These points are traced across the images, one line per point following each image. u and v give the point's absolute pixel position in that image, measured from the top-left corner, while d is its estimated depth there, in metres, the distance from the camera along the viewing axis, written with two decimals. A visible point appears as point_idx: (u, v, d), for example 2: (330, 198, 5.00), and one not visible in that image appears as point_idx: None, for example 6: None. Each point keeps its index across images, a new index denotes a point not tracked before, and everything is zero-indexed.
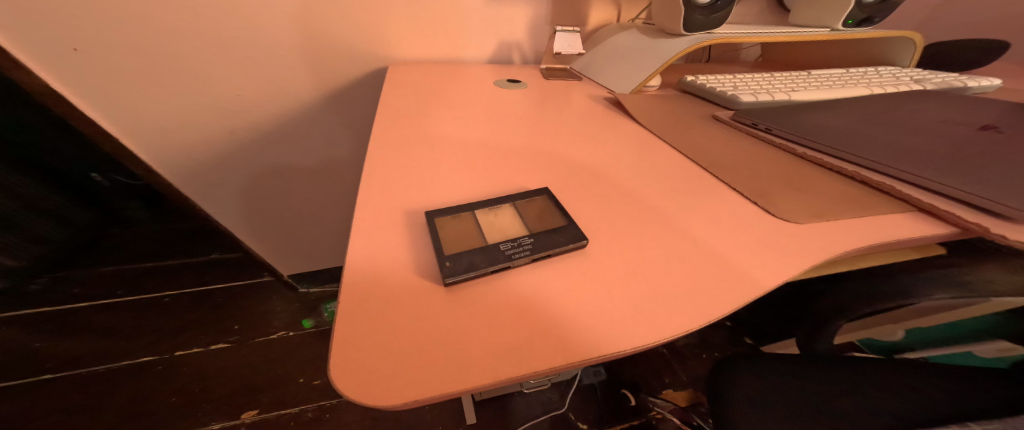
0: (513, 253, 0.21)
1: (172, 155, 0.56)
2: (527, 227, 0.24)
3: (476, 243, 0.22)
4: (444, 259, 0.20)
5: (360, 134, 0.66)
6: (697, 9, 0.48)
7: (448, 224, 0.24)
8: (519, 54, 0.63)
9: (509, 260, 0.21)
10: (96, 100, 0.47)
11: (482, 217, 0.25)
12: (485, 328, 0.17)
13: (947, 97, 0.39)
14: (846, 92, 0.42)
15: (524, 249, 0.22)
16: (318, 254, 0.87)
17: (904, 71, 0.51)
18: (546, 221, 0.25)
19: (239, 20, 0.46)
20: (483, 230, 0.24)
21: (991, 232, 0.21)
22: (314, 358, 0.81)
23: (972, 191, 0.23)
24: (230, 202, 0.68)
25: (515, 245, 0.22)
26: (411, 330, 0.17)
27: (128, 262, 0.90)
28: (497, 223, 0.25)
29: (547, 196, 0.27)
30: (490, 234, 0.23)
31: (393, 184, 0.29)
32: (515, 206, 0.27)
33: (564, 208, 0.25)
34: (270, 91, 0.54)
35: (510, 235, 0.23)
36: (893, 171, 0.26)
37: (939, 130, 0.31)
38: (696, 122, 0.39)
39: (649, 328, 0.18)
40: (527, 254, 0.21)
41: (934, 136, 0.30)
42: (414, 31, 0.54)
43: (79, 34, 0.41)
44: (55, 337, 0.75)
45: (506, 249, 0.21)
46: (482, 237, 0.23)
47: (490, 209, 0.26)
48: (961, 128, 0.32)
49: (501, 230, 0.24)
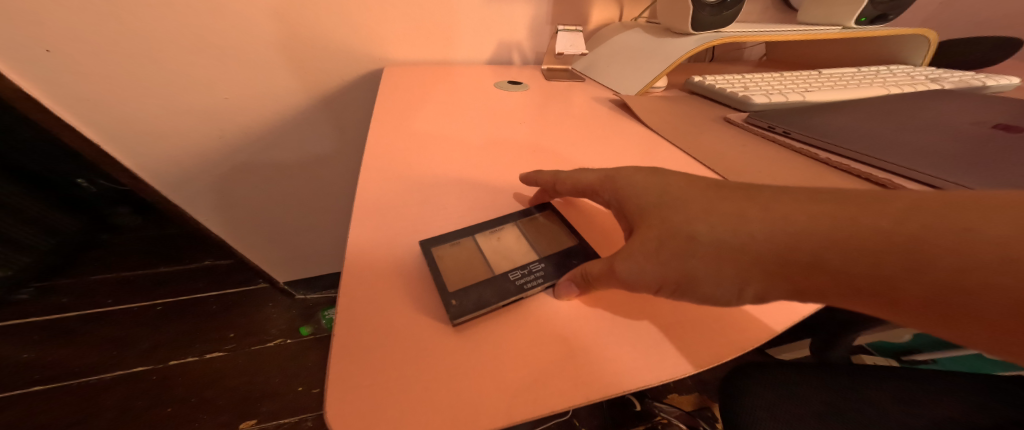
0: (525, 281, 0.20)
1: (157, 160, 0.54)
2: (535, 249, 0.23)
3: (483, 273, 0.21)
4: (449, 298, 0.18)
5: (356, 137, 0.64)
6: (705, 7, 0.47)
7: (447, 253, 0.22)
8: (519, 54, 0.62)
9: (522, 291, 0.19)
10: (73, 103, 0.45)
11: (483, 239, 0.23)
12: (496, 360, 0.16)
13: (962, 96, 0.38)
14: (861, 92, 0.41)
15: (536, 276, 0.20)
16: (314, 260, 0.86)
17: (917, 69, 0.50)
18: (554, 241, 0.23)
19: (232, 21, 0.45)
20: (487, 259, 0.22)
21: None
22: (314, 365, 0.79)
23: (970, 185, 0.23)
24: (222, 209, 0.66)
25: (525, 272, 0.20)
26: (414, 365, 0.16)
27: (118, 269, 0.88)
28: (501, 247, 0.23)
29: (552, 213, 0.26)
30: (496, 259, 0.22)
31: (388, 195, 0.27)
32: (518, 225, 0.25)
33: (572, 226, 0.24)
34: (258, 93, 0.52)
35: (518, 260, 0.22)
36: (910, 172, 0.25)
37: (948, 129, 0.30)
38: (708, 125, 0.37)
39: (662, 364, 0.17)
40: (540, 281, 0.20)
41: (949, 135, 0.29)
42: (412, 33, 0.53)
43: (52, 33, 0.39)
44: (42, 348, 0.73)
45: (516, 278, 0.20)
46: (487, 266, 0.21)
47: (489, 230, 0.24)
48: (973, 127, 0.30)
49: (506, 255, 0.22)
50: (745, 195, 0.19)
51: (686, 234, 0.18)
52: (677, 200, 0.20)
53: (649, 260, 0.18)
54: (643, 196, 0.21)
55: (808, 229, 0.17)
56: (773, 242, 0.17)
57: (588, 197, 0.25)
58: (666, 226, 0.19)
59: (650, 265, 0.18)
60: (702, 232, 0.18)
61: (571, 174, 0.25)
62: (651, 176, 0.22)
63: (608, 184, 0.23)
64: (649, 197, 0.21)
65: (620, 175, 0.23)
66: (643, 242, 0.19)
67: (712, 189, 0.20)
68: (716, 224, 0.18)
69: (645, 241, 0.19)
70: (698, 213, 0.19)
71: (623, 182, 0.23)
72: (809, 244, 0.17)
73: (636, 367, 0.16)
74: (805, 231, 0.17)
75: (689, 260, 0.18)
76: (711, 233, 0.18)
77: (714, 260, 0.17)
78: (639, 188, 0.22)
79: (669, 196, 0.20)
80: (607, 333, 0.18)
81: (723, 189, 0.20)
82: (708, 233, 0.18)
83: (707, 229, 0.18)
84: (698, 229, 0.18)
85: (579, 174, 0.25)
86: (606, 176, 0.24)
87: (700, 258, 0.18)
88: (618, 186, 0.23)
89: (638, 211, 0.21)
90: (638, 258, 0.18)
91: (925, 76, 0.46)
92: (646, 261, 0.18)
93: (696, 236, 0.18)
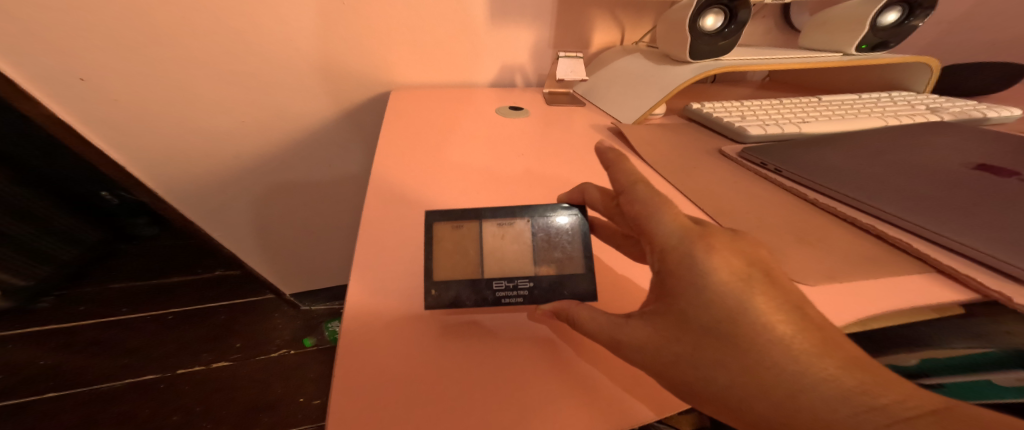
0: (505, 295, 0.23)
1: (174, 179, 0.57)
2: (531, 259, 0.24)
3: (472, 270, 0.23)
4: (432, 287, 0.22)
5: (363, 154, 0.65)
6: (703, 37, 0.48)
7: (445, 232, 0.25)
8: (522, 76, 0.63)
9: (497, 302, 0.22)
10: (99, 126, 0.48)
11: (488, 230, 0.25)
12: (480, 394, 0.17)
13: (962, 130, 0.38)
14: (859, 124, 0.41)
15: (519, 293, 0.23)
16: (320, 274, 0.86)
17: (919, 97, 0.50)
18: (557, 255, 0.24)
19: (257, 49, 0.47)
20: (483, 256, 0.24)
21: (1012, 300, 0.19)
22: (315, 376, 0.80)
23: (951, 237, 0.23)
24: (235, 226, 0.68)
25: (509, 286, 0.23)
26: (402, 397, 0.17)
27: (133, 279, 0.91)
28: (501, 249, 0.24)
29: (580, 217, 0.26)
30: (488, 260, 0.24)
31: (388, 230, 0.28)
32: (530, 223, 0.25)
33: (585, 245, 0.24)
34: (276, 116, 0.55)
35: (510, 269, 0.24)
36: (898, 220, 0.25)
37: (933, 169, 0.30)
38: (702, 158, 0.38)
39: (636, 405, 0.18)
40: (519, 300, 0.22)
41: (933, 177, 0.29)
42: (420, 59, 0.56)
43: (86, 63, 0.42)
44: (59, 354, 0.76)
45: (498, 289, 0.23)
46: (479, 266, 0.24)
47: (498, 223, 0.25)
48: (962, 168, 0.30)
49: (500, 258, 0.24)
50: (821, 360, 0.14)
51: (700, 374, 0.15)
52: (730, 336, 0.14)
53: (646, 364, 0.16)
54: (705, 307, 0.15)
55: None
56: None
57: (641, 240, 0.19)
58: (685, 354, 0.15)
59: (650, 366, 0.16)
60: (719, 381, 0.15)
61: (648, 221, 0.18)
62: (734, 277, 0.15)
63: (671, 258, 0.17)
64: (703, 314, 0.15)
65: (700, 261, 0.16)
66: (656, 349, 0.16)
67: (785, 328, 0.14)
68: (740, 381, 0.14)
69: (655, 344, 0.16)
70: (731, 360, 0.14)
71: (690, 268, 0.16)
72: None
73: (614, 409, 0.17)
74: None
75: (683, 391, 0.16)
76: (731, 388, 0.14)
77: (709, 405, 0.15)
78: (698, 293, 0.15)
79: (736, 329, 0.14)
80: (583, 372, 0.19)
81: (804, 336, 0.14)
82: (728, 387, 0.14)
83: (728, 383, 0.14)
84: (715, 376, 0.15)
85: (663, 229, 0.17)
86: (671, 249, 0.17)
87: (696, 397, 0.16)
88: (681, 270, 0.16)
89: (680, 319, 0.16)
90: (644, 351, 0.17)
91: (925, 106, 0.46)
92: (646, 363, 0.16)
93: (709, 380, 0.15)
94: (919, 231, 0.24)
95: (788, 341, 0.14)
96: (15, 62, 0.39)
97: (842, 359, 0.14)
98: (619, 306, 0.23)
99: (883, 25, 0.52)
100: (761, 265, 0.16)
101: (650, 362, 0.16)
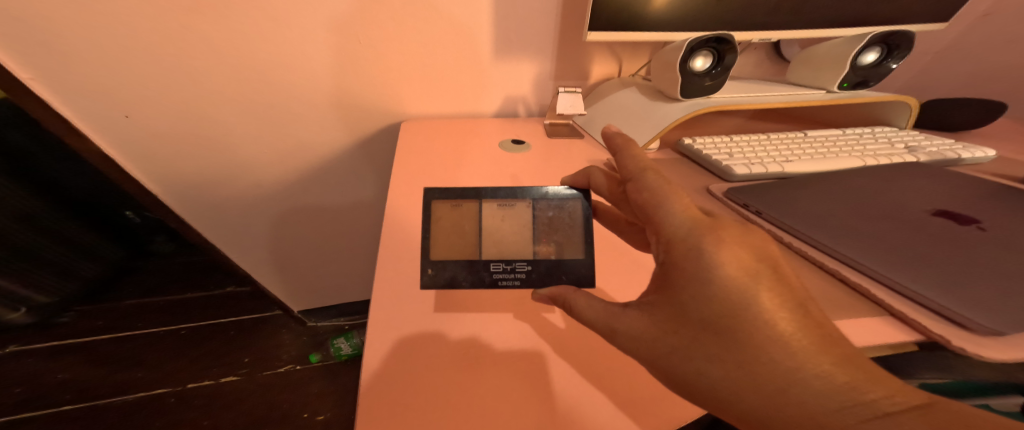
0: (499, 274, 0.29)
1: (199, 205, 0.61)
2: (522, 242, 0.30)
3: (471, 248, 0.30)
4: (428, 267, 0.29)
5: (374, 181, 0.69)
6: (693, 76, 0.52)
7: (444, 209, 0.30)
8: (524, 107, 0.67)
9: (490, 281, 0.29)
10: (136, 156, 0.52)
11: (488, 209, 0.31)
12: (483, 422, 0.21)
13: (934, 172, 0.40)
14: (838, 163, 0.44)
15: (514, 273, 0.29)
16: (329, 291, 0.88)
17: (899, 134, 0.53)
18: (548, 240, 0.30)
19: (279, 85, 0.51)
20: (482, 239, 0.30)
21: (951, 343, 0.22)
22: (320, 393, 0.82)
23: (902, 281, 0.25)
24: (251, 247, 0.72)
25: (505, 268, 0.29)
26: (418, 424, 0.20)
27: (149, 295, 0.94)
28: (496, 230, 0.30)
29: (581, 201, 0.31)
30: (484, 242, 0.30)
31: (402, 275, 0.32)
32: (525, 208, 0.31)
33: (586, 227, 0.31)
34: (295, 146, 0.59)
35: (503, 251, 0.30)
36: (856, 264, 0.28)
37: (895, 213, 0.33)
38: (692, 196, 0.40)
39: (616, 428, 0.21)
40: (513, 280, 0.29)
41: (895, 221, 0.32)
42: (430, 93, 0.60)
43: (129, 101, 0.46)
44: (75, 368, 0.79)
45: (494, 270, 0.29)
46: (476, 247, 0.30)
47: (495, 204, 0.31)
48: (924, 214, 0.33)
49: (496, 242, 0.30)
50: (809, 354, 0.17)
51: (697, 365, 0.18)
52: (729, 327, 0.18)
53: (649, 352, 0.20)
54: (707, 302, 0.19)
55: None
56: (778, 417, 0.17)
57: (650, 228, 0.23)
58: (687, 340, 0.19)
59: (650, 353, 0.20)
60: (711, 373, 0.18)
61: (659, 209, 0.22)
62: (741, 272, 0.19)
63: (678, 252, 0.20)
64: (705, 308, 0.18)
65: (701, 255, 0.19)
66: (656, 340, 0.20)
67: (780, 324, 0.17)
68: (730, 371, 0.17)
69: (660, 334, 0.20)
70: (722, 351, 0.18)
71: (694, 258, 0.20)
72: None
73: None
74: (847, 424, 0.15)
75: (679, 380, 0.19)
76: (722, 379, 0.18)
77: (701, 394, 0.19)
78: (703, 287, 0.19)
79: (734, 320, 0.18)
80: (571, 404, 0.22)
81: (804, 332, 0.17)
82: (729, 370, 0.17)
83: (720, 373, 0.18)
84: (709, 368, 0.18)
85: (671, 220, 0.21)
86: (682, 242, 0.20)
87: (691, 385, 0.19)
88: (686, 263, 0.20)
89: (682, 311, 0.19)
90: (647, 340, 0.20)
91: (904, 144, 0.49)
92: (647, 350, 0.20)
93: (704, 372, 0.18)
94: (874, 275, 0.27)
95: (778, 333, 0.17)
96: (69, 103, 0.44)
97: (833, 356, 0.17)
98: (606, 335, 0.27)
99: (862, 64, 0.55)
100: (763, 265, 0.19)
101: (656, 350, 0.20)
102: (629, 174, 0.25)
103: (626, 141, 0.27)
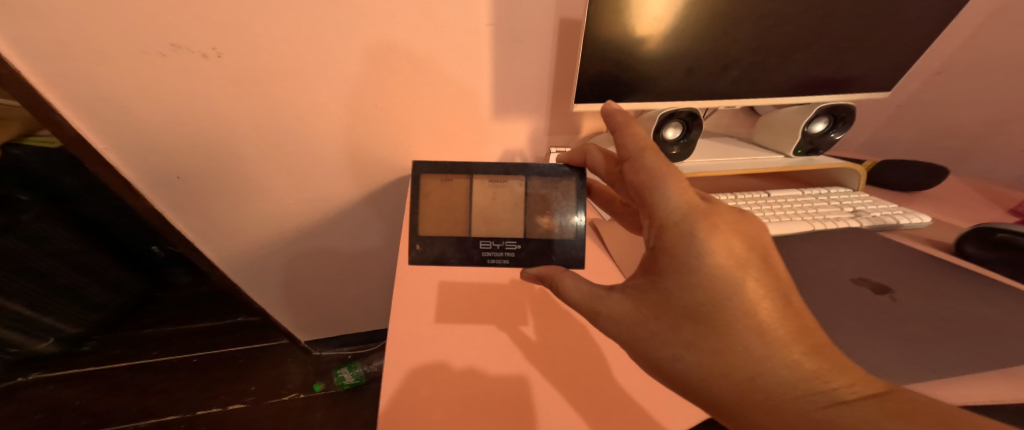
0: (484, 244, 0.47)
1: (229, 249, 0.68)
2: (504, 215, 0.46)
3: (462, 223, 0.46)
4: (417, 242, 0.46)
5: (382, 224, 0.76)
6: (666, 143, 0.60)
7: (436, 187, 0.45)
8: (521, 159, 0.75)
9: (476, 254, 0.46)
10: (181, 211, 0.60)
11: (479, 187, 0.46)
12: None
13: (864, 243, 0.49)
14: (791, 227, 0.50)
15: (506, 247, 0.46)
16: (337, 323, 0.94)
17: (851, 194, 0.60)
18: (531, 216, 0.46)
19: (305, 148, 0.59)
20: (471, 215, 0.46)
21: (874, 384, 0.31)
22: (321, 422, 0.85)
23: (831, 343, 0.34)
24: (269, 284, 0.78)
25: (488, 243, 0.46)
26: None
27: (166, 323, 1.00)
28: (482, 206, 0.46)
29: (574, 181, 0.46)
30: (473, 219, 0.46)
31: (411, 333, 0.39)
32: (513, 185, 0.46)
33: (580, 201, 0.46)
34: (315, 195, 0.66)
35: (488, 227, 0.47)
36: None
37: (827, 279, 0.42)
38: None
39: None
40: (500, 256, 0.46)
41: (827, 290, 0.41)
42: (436, 149, 0.67)
43: (182, 167, 0.54)
44: (94, 395, 0.85)
45: (481, 245, 0.46)
46: (464, 225, 0.46)
47: (483, 183, 0.46)
48: (856, 286, 0.42)
49: (482, 221, 0.46)
50: (768, 341, 0.24)
51: (680, 341, 0.27)
52: (710, 311, 0.26)
53: (631, 329, 0.30)
54: (693, 290, 0.27)
55: (768, 397, 0.24)
56: (736, 382, 0.25)
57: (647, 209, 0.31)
58: (672, 321, 0.28)
59: (641, 330, 0.29)
60: (689, 353, 0.27)
61: (658, 193, 0.29)
62: (728, 259, 0.26)
63: (671, 235, 0.28)
64: (692, 294, 0.27)
65: (687, 238, 0.27)
66: (638, 324, 0.29)
67: (756, 313, 0.25)
68: (695, 348, 0.26)
69: (649, 316, 0.29)
70: (699, 330, 0.26)
71: (682, 242, 0.28)
72: (759, 399, 0.24)
73: None
74: (807, 400, 0.23)
75: (661, 356, 0.28)
76: (690, 354, 0.27)
77: (682, 365, 0.27)
78: (694, 274, 0.27)
79: (713, 306, 0.26)
80: None
81: (775, 318, 0.25)
82: (707, 345, 0.26)
83: (693, 349, 0.26)
84: (687, 348, 0.27)
85: (669, 206, 0.29)
86: (676, 228, 0.28)
87: (673, 356, 0.27)
88: (680, 251, 0.28)
89: (666, 300, 0.28)
90: (638, 321, 0.29)
91: (853, 207, 0.56)
92: (632, 327, 0.29)
93: (685, 347, 0.27)
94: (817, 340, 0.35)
95: (751, 317, 0.25)
96: (138, 173, 0.53)
97: (799, 345, 0.24)
98: (574, 365, 0.37)
99: (811, 132, 0.63)
100: (750, 261, 0.26)
101: (646, 329, 0.29)
102: (629, 153, 0.33)
103: (625, 119, 0.35)
